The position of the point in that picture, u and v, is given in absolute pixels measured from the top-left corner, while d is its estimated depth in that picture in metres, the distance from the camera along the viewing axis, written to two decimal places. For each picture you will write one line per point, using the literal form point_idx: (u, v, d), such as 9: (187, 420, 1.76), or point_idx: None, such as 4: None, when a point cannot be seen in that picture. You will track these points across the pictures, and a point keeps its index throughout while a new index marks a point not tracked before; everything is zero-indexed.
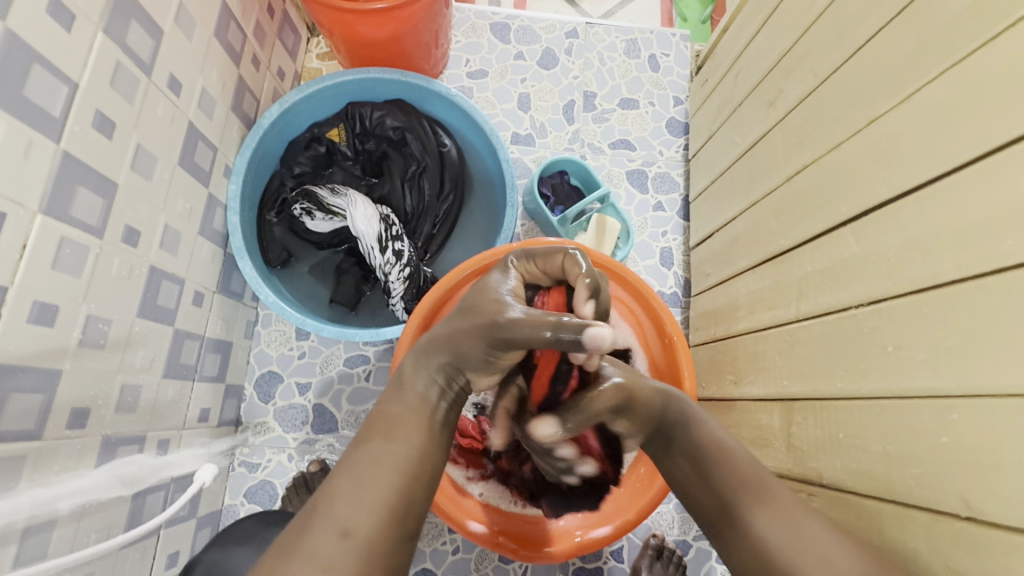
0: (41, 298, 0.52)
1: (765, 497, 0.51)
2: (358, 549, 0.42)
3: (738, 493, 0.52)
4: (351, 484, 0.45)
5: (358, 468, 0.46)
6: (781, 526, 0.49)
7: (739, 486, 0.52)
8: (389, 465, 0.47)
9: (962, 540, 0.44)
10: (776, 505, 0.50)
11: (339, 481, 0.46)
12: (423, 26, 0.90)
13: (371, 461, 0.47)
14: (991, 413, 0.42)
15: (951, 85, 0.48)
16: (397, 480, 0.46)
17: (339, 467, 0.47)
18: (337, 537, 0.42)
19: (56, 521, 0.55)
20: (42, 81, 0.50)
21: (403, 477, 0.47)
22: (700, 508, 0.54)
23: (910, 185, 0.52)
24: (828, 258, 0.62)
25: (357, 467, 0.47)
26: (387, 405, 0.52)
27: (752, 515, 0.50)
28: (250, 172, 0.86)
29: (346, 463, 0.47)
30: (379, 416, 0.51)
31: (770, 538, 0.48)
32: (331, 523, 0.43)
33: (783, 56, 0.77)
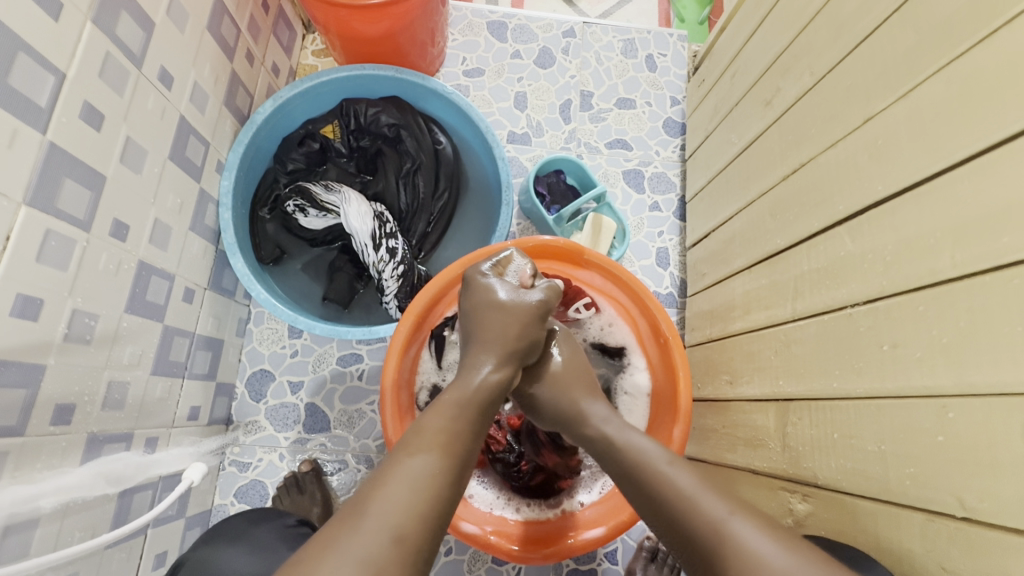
0: (25, 291, 0.51)
1: (695, 508, 0.49)
2: (406, 556, 0.42)
3: (674, 508, 0.50)
4: (400, 491, 0.45)
5: (407, 476, 0.46)
6: (718, 535, 0.46)
7: (673, 497, 0.51)
8: (437, 477, 0.47)
9: (958, 541, 0.43)
10: (706, 514, 0.48)
11: (389, 487, 0.45)
12: (419, 23, 0.89)
13: (421, 476, 0.46)
14: (986, 412, 0.41)
15: (948, 82, 0.48)
16: (438, 490, 0.46)
17: (386, 473, 0.46)
18: (391, 543, 0.41)
19: (38, 520, 0.54)
20: (28, 71, 0.49)
21: (444, 485, 0.47)
22: (660, 535, 0.51)
23: (907, 183, 0.51)
24: (824, 256, 0.61)
25: (406, 473, 0.46)
26: (429, 418, 0.52)
27: (691, 528, 0.48)
28: (242, 167, 0.85)
29: (394, 469, 0.46)
30: (427, 428, 0.50)
31: (714, 554, 0.46)
32: (382, 526, 0.42)
33: (780, 55, 0.76)
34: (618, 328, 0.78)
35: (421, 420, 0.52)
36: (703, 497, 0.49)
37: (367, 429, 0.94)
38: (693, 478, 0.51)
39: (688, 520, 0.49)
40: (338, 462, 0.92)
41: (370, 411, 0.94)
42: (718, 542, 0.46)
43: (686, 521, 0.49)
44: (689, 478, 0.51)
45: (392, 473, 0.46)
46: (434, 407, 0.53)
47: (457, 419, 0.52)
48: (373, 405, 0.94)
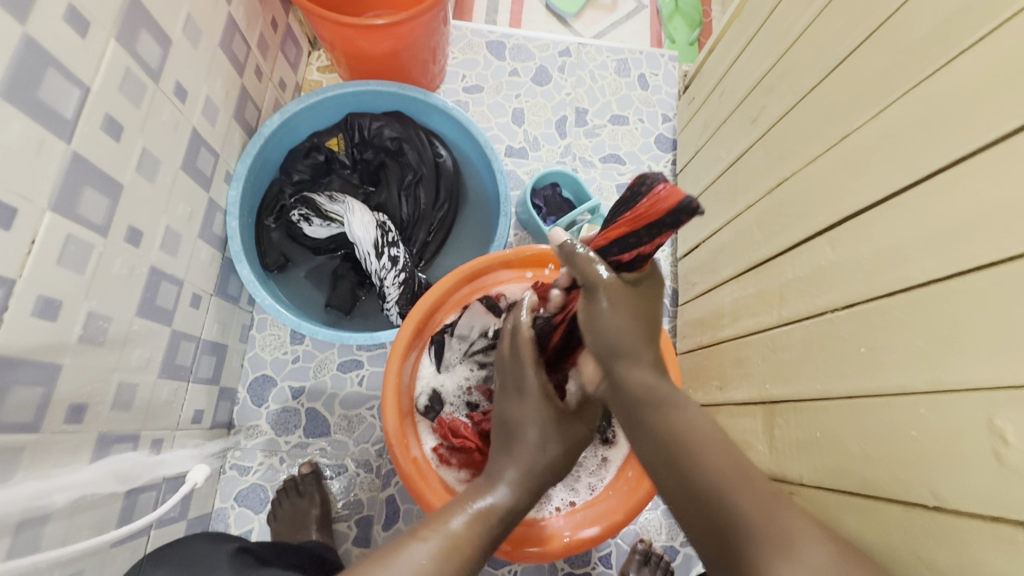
0: (46, 293, 0.53)
1: (732, 492, 0.43)
2: None
3: (707, 490, 0.44)
4: (399, 574, 0.45)
5: (411, 559, 0.47)
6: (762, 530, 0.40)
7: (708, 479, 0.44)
8: (437, 570, 0.47)
9: (931, 529, 0.46)
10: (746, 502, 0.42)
11: (392, 567, 0.46)
12: (422, 42, 0.93)
13: (427, 564, 0.47)
14: (954, 407, 0.44)
15: (917, 103, 0.52)
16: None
17: (395, 552, 0.48)
18: None
19: (50, 516, 0.55)
20: (55, 84, 0.52)
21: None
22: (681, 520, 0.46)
23: (881, 195, 0.55)
24: (807, 265, 0.65)
25: (410, 555, 0.47)
26: (452, 510, 0.54)
27: (732, 514, 0.42)
28: (250, 178, 0.88)
29: (401, 549, 0.48)
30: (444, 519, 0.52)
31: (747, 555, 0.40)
32: None
33: (765, 75, 0.81)
34: None
35: (441, 513, 0.53)
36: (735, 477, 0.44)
37: (366, 434, 0.95)
38: (721, 457, 0.45)
39: (720, 504, 0.43)
40: (337, 466, 0.94)
41: (370, 416, 0.96)
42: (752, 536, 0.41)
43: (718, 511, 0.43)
44: (723, 458, 0.45)
45: (400, 553, 0.47)
46: (454, 506, 0.54)
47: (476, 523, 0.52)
48: (373, 410, 0.96)
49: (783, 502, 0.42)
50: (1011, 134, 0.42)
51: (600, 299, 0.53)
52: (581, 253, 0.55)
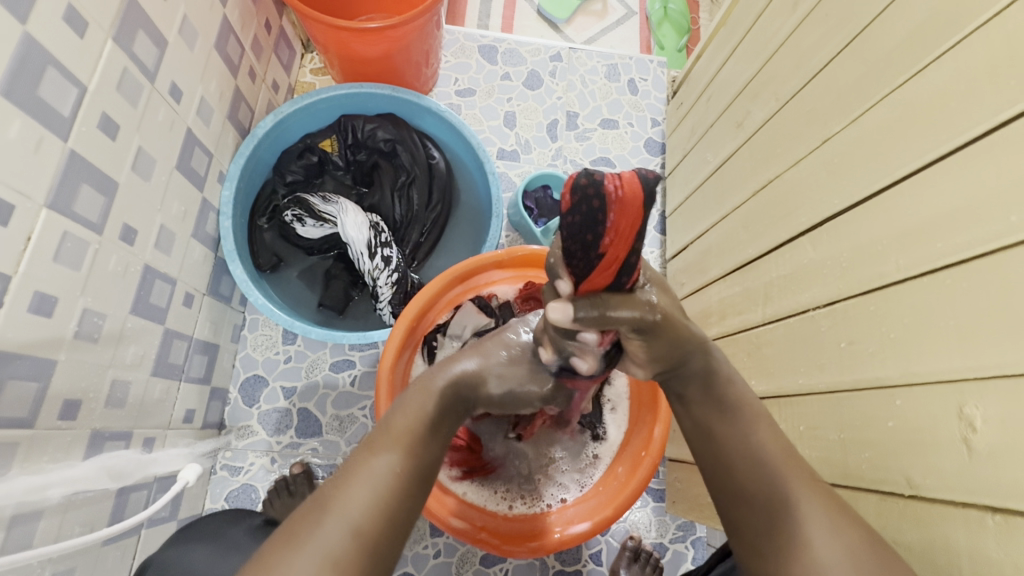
0: (42, 289, 0.53)
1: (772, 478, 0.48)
2: (366, 549, 0.42)
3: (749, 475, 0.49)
4: (366, 489, 0.44)
5: (368, 477, 0.45)
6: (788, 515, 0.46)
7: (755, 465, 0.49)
8: (398, 477, 0.46)
9: (907, 516, 0.48)
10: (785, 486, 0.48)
11: (354, 485, 0.44)
12: (414, 46, 0.94)
13: (386, 474, 0.46)
14: (927, 398, 0.46)
15: (892, 108, 0.54)
16: (396, 491, 0.45)
17: (353, 470, 0.45)
18: (350, 536, 0.41)
19: (43, 512, 0.56)
20: (54, 82, 0.53)
21: (404, 486, 0.46)
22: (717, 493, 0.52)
23: (858, 196, 0.57)
24: (790, 264, 0.67)
25: (368, 472, 0.45)
26: (400, 415, 0.50)
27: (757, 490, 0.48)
28: (243, 178, 0.89)
29: (359, 467, 0.46)
30: (396, 425, 0.49)
31: (774, 525, 0.47)
32: (341, 521, 0.42)
33: (750, 81, 0.83)
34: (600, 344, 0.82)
35: (388, 417, 0.51)
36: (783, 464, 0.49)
37: (358, 434, 0.96)
38: (776, 444, 0.50)
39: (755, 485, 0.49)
40: (329, 466, 0.94)
41: (362, 416, 0.97)
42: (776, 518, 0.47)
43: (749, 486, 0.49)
44: (775, 446, 0.50)
45: (356, 473, 0.45)
46: (402, 404, 0.51)
47: (425, 417, 0.50)
48: (365, 410, 0.97)
49: (801, 501, 0.47)
50: (978, 138, 0.45)
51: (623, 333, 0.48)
52: (610, 311, 0.42)
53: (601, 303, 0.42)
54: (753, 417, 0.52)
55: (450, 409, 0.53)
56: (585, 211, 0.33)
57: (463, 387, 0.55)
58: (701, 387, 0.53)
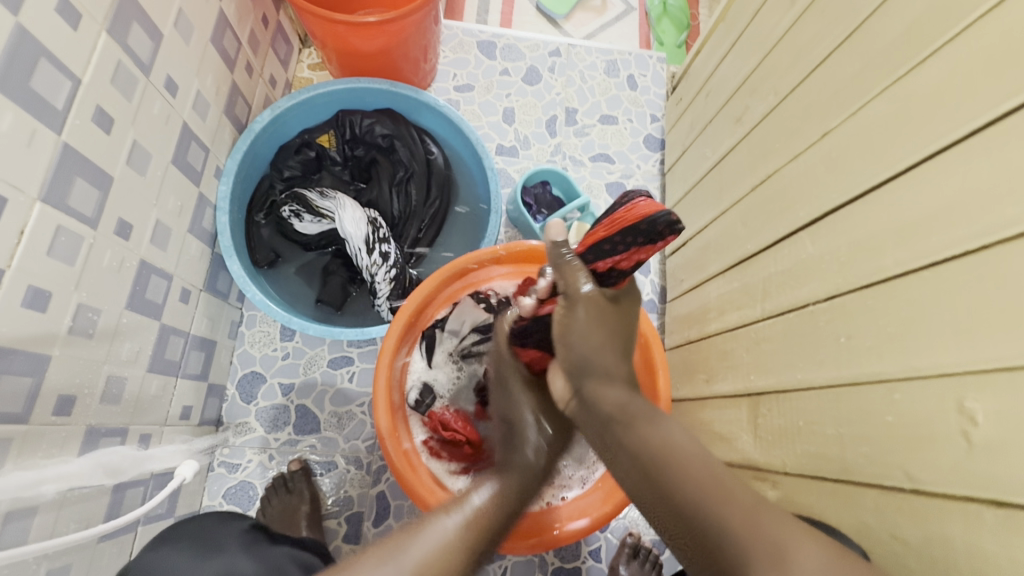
0: (36, 283, 0.53)
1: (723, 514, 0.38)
2: None
3: (694, 513, 0.39)
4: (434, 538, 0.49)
5: (438, 532, 0.49)
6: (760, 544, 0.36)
7: (694, 498, 0.39)
8: (464, 539, 0.50)
9: (905, 511, 0.48)
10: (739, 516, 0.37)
11: (423, 536, 0.49)
12: (412, 41, 0.94)
13: (453, 535, 0.50)
14: (926, 393, 0.46)
15: (891, 101, 0.54)
16: (455, 547, 0.49)
17: (424, 522, 0.51)
18: None
19: (38, 508, 0.55)
20: (48, 75, 0.52)
21: (467, 548, 0.49)
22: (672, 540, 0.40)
23: (857, 190, 0.57)
24: (789, 259, 0.66)
25: (438, 527, 0.50)
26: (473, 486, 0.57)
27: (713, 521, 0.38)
28: (240, 174, 0.88)
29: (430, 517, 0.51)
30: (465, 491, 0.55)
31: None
32: (403, 568, 0.46)
33: (749, 76, 0.83)
34: None
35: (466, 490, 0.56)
36: (726, 495, 0.39)
37: (356, 431, 0.95)
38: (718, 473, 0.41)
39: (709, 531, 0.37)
40: (327, 463, 0.94)
41: (360, 413, 0.96)
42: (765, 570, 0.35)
43: (711, 532, 0.37)
44: (706, 475, 0.40)
45: (426, 526, 0.50)
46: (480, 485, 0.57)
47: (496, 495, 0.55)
48: (363, 407, 0.97)
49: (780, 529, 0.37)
50: (977, 131, 0.44)
51: (578, 309, 0.54)
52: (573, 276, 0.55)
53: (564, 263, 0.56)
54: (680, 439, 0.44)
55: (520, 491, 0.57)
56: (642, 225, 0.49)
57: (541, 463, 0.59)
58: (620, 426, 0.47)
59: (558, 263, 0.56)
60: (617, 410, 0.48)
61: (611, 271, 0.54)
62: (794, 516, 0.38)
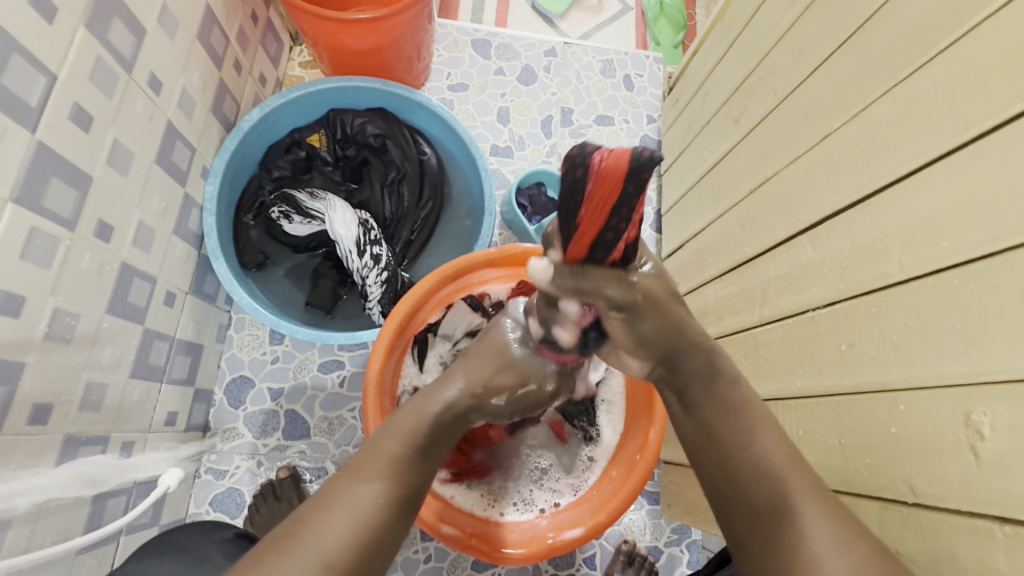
0: (8, 288, 0.51)
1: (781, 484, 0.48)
2: None
3: (748, 484, 0.49)
4: (348, 517, 0.46)
5: (351, 505, 0.47)
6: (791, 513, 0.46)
7: (759, 470, 0.49)
8: (381, 506, 0.48)
9: (910, 524, 0.46)
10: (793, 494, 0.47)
11: (332, 514, 0.46)
12: (405, 39, 0.92)
13: (368, 503, 0.47)
14: (932, 403, 0.45)
15: (894, 103, 0.53)
16: (373, 519, 0.47)
17: (337, 497, 0.47)
18: (322, 568, 0.42)
19: (10, 521, 0.53)
20: (20, 71, 0.50)
21: (384, 516, 0.48)
22: (721, 495, 0.51)
23: (860, 194, 0.55)
24: (789, 263, 0.65)
25: (350, 500, 0.47)
26: (387, 439, 0.53)
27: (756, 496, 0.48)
28: (228, 173, 0.86)
29: (343, 492, 0.48)
30: (382, 451, 0.52)
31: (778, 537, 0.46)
32: (314, 552, 0.43)
33: (747, 77, 0.81)
34: None
35: (375, 441, 0.53)
36: (790, 476, 0.48)
37: (347, 436, 0.93)
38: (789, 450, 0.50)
39: (752, 487, 0.49)
40: (317, 469, 0.92)
41: (351, 418, 0.94)
42: (776, 512, 0.47)
43: (755, 493, 0.48)
44: (781, 453, 0.49)
45: (337, 500, 0.47)
46: (387, 429, 0.54)
47: (406, 446, 0.53)
48: (354, 412, 0.95)
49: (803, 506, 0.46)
50: (984, 135, 0.43)
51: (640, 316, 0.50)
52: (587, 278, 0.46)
53: (583, 273, 0.46)
54: (760, 417, 0.52)
55: (435, 437, 0.55)
56: (572, 178, 0.39)
57: (463, 404, 0.58)
58: (703, 386, 0.54)
59: (577, 290, 0.47)
60: (707, 368, 0.54)
61: (627, 250, 0.45)
62: (841, 505, 0.46)
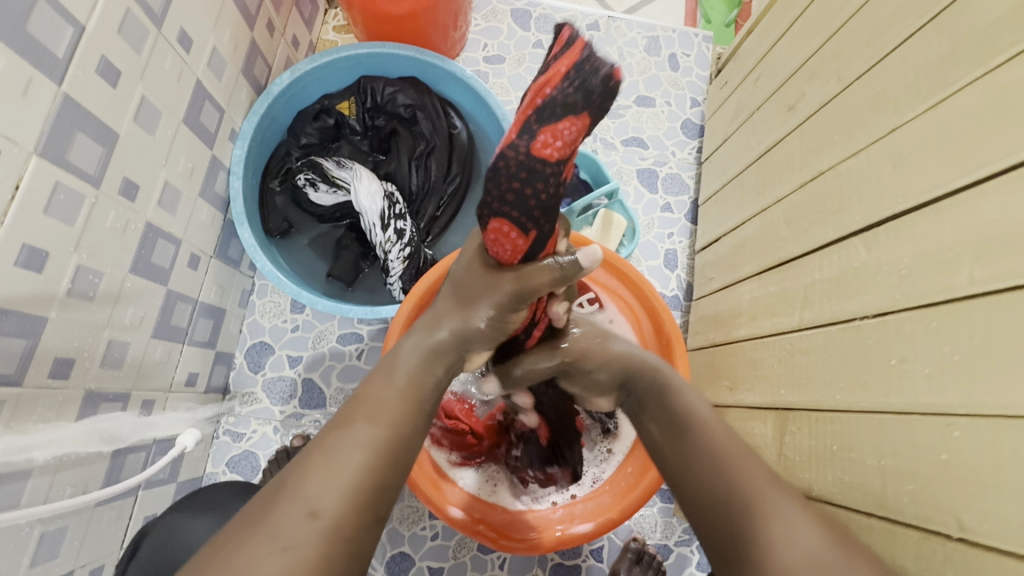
0: (30, 242, 0.51)
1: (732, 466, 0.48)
2: (325, 534, 0.37)
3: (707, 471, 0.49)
4: (337, 462, 0.40)
5: (337, 451, 0.41)
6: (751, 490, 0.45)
7: (711, 455, 0.50)
8: (375, 453, 0.42)
9: (952, 561, 0.43)
10: (744, 474, 0.47)
11: (314, 465, 0.40)
12: (444, 6, 0.88)
13: (353, 446, 0.42)
14: (992, 437, 0.41)
15: (980, 95, 0.47)
16: (363, 465, 0.41)
17: (319, 445, 0.42)
18: (306, 519, 0.37)
19: (30, 471, 0.54)
20: (47, 20, 0.48)
21: (379, 464, 0.42)
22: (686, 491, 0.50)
23: (928, 196, 0.50)
24: (836, 267, 0.61)
25: (336, 446, 0.42)
26: (376, 388, 0.47)
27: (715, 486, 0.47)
28: (256, 138, 0.85)
29: (334, 440, 0.42)
30: (366, 400, 0.46)
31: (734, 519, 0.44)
32: (301, 504, 0.38)
33: (807, 60, 0.75)
34: (619, 323, 0.78)
35: (361, 391, 0.47)
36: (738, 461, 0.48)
37: None
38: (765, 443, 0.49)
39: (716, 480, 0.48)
40: None
41: None
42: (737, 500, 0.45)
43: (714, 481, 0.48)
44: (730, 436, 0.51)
45: (319, 449, 0.41)
46: (377, 378, 0.48)
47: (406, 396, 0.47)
48: None
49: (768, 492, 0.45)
50: None
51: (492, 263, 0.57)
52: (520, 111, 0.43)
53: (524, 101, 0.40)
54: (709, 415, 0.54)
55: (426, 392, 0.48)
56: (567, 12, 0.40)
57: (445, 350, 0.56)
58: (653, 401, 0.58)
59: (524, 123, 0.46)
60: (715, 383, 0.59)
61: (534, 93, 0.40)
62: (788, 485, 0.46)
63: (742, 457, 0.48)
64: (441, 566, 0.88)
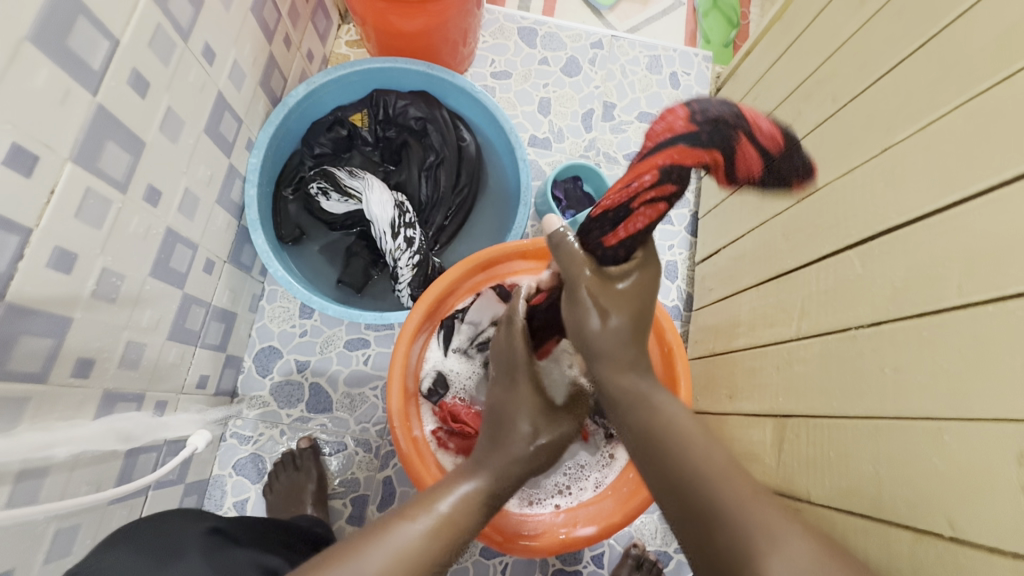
0: (61, 245, 0.53)
1: (717, 485, 0.44)
2: None
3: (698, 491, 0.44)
4: (394, 555, 0.46)
5: (399, 539, 0.47)
6: (737, 508, 0.42)
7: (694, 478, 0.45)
8: (428, 552, 0.47)
9: (945, 561, 0.45)
10: (730, 490, 0.43)
11: (382, 548, 0.46)
12: (455, 23, 0.92)
13: (414, 545, 0.47)
14: (981, 441, 0.43)
15: (969, 118, 0.50)
16: (417, 557, 0.47)
17: (386, 531, 0.48)
18: None
19: (50, 468, 0.56)
20: (86, 33, 0.51)
21: (428, 559, 0.47)
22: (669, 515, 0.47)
23: (921, 212, 0.53)
24: (833, 278, 0.63)
25: (398, 538, 0.47)
26: (443, 492, 0.53)
27: (708, 511, 0.43)
28: (271, 147, 0.87)
29: (393, 530, 0.48)
30: (433, 500, 0.52)
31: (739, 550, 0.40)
32: None
33: (804, 82, 0.78)
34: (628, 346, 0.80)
35: (433, 490, 0.54)
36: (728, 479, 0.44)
37: (368, 414, 0.95)
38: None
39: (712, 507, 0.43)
40: (337, 443, 0.94)
41: (373, 397, 0.96)
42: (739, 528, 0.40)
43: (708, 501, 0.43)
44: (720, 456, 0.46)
45: (388, 534, 0.47)
46: (447, 481, 0.55)
47: (463, 502, 0.52)
48: (376, 390, 0.96)
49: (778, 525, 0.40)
50: None
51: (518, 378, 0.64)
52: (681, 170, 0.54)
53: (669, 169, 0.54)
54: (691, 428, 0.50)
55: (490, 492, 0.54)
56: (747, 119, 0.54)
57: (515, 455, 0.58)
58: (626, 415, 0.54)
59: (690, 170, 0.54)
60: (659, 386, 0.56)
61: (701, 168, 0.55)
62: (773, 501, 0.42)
63: (729, 475, 0.44)
64: (443, 570, 0.89)
